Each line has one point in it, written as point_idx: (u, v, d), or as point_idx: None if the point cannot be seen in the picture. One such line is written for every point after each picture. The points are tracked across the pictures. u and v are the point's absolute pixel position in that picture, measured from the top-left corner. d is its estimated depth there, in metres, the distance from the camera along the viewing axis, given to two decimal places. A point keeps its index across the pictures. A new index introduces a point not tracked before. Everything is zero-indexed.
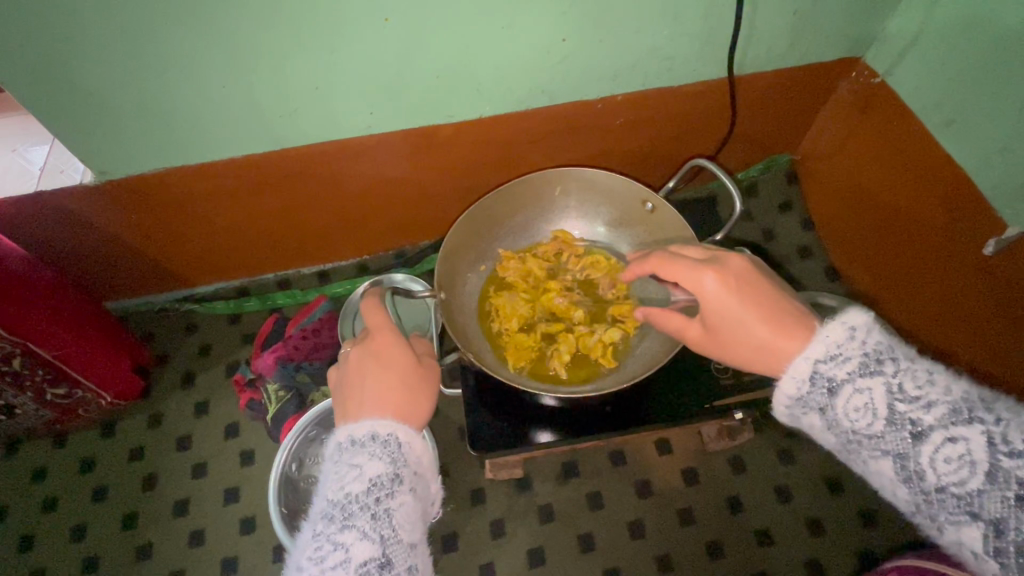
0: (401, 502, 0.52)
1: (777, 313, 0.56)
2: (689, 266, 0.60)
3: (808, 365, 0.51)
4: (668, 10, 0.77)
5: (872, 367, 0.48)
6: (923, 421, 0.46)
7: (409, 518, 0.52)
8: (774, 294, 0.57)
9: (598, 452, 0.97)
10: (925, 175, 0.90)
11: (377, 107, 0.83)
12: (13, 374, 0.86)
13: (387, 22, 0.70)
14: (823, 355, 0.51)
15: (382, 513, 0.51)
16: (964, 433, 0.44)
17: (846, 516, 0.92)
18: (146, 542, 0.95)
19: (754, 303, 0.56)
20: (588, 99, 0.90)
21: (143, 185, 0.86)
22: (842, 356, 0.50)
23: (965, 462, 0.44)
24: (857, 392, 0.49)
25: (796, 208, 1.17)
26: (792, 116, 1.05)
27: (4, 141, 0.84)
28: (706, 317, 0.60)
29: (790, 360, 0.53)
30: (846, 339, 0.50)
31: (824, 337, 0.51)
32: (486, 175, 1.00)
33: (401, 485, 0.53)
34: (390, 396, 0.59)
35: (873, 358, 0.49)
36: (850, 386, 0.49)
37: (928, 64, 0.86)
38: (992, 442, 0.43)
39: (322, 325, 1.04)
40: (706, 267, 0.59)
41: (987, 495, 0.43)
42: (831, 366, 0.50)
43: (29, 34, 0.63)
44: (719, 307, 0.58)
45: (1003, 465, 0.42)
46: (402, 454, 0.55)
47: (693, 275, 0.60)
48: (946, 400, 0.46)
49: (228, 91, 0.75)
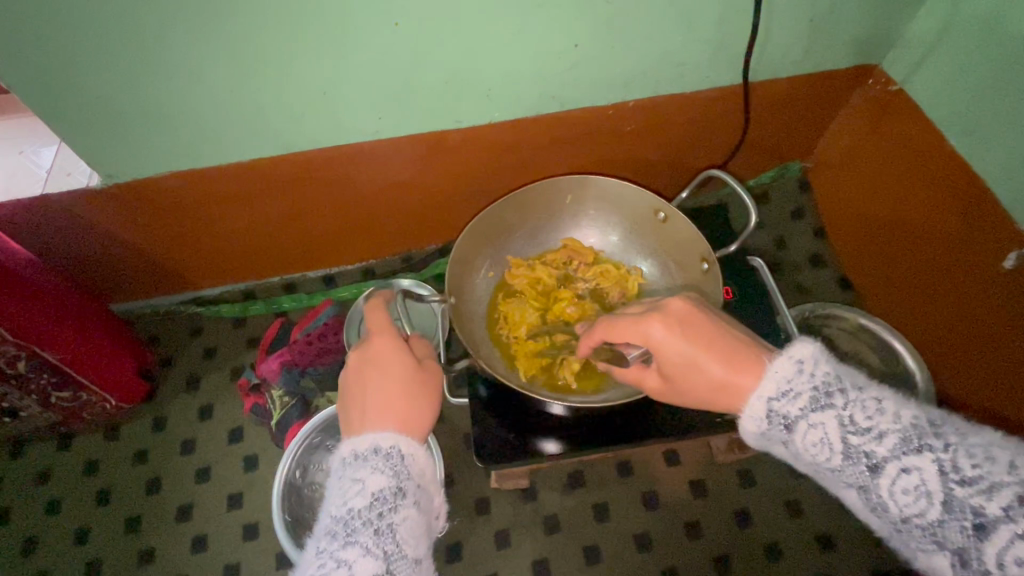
0: (405, 517, 0.51)
1: (731, 352, 0.56)
2: (633, 321, 0.60)
3: (763, 404, 0.52)
4: (681, 16, 0.76)
5: (822, 402, 0.50)
6: (877, 453, 0.47)
7: (413, 533, 0.51)
8: (721, 335, 0.57)
9: (605, 463, 0.95)
10: (942, 186, 0.89)
11: (385, 112, 0.82)
12: (17, 377, 0.86)
13: (396, 27, 0.69)
14: (775, 393, 0.52)
15: (385, 528, 0.50)
16: (916, 463, 0.45)
17: (857, 531, 0.90)
18: (149, 546, 0.94)
19: (704, 342, 0.56)
20: (599, 105, 0.89)
21: (149, 188, 0.85)
22: (792, 392, 0.51)
23: (921, 493, 0.45)
24: (812, 428, 0.50)
25: (809, 216, 1.15)
26: (807, 123, 1.04)
27: (11, 142, 0.84)
28: (662, 365, 0.59)
29: (748, 399, 0.54)
30: (794, 373, 0.51)
31: (774, 373, 0.52)
32: (494, 180, 0.99)
33: (404, 499, 0.52)
34: (392, 405, 0.58)
35: (822, 392, 0.50)
36: (804, 421, 0.50)
37: (948, 73, 0.84)
38: (943, 471, 0.44)
39: (327, 330, 1.02)
40: (649, 318, 0.59)
41: (947, 525, 0.43)
42: (784, 403, 0.51)
43: (35, 36, 0.62)
44: (673, 354, 0.58)
45: (957, 493, 0.43)
46: (406, 466, 0.54)
47: (639, 326, 0.59)
48: (896, 429, 0.47)
49: (234, 94, 0.75)
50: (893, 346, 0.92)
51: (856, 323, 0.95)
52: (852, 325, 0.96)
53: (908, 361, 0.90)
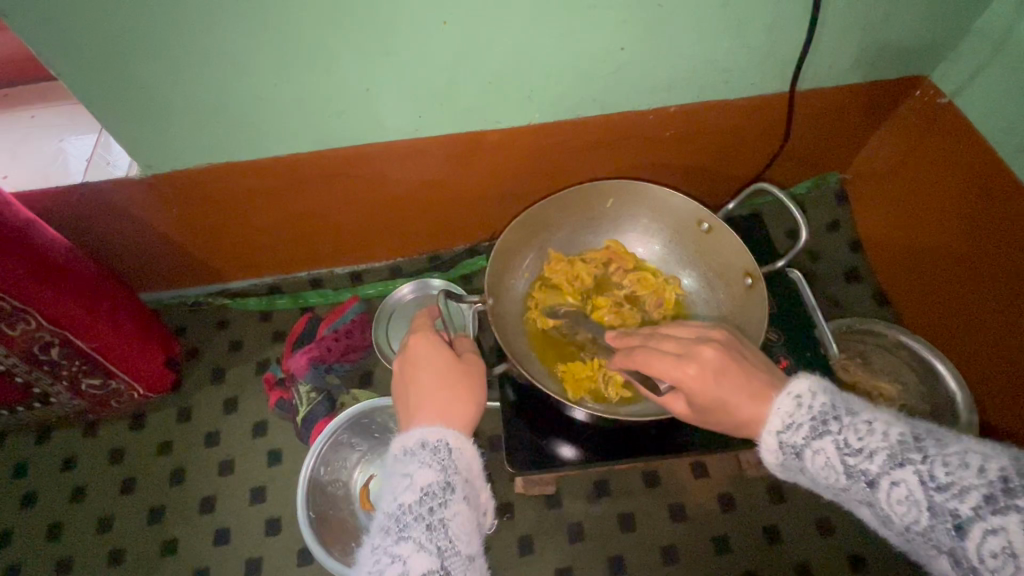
0: (456, 511, 0.50)
1: (767, 393, 0.54)
2: (667, 361, 0.57)
3: (773, 438, 0.52)
4: (732, 21, 0.74)
5: (820, 429, 0.50)
6: (870, 470, 0.47)
7: (465, 528, 0.50)
8: (757, 376, 0.55)
9: (630, 473, 0.94)
10: (990, 203, 0.86)
11: (424, 110, 0.81)
12: (50, 363, 0.87)
13: (444, 25, 0.68)
14: (780, 426, 0.52)
15: (437, 524, 0.49)
16: (901, 475, 0.45)
17: (890, 553, 0.88)
18: (172, 537, 0.94)
19: (743, 388, 0.54)
20: (639, 110, 0.88)
21: (187, 180, 0.86)
22: (795, 423, 0.51)
23: (912, 503, 0.44)
24: (815, 453, 0.49)
25: (844, 229, 1.13)
26: (850, 134, 1.02)
27: (53, 130, 0.84)
28: (693, 404, 0.57)
29: (760, 433, 0.54)
30: (794, 407, 0.52)
31: (778, 409, 0.52)
32: (528, 182, 0.98)
33: (454, 493, 0.51)
34: (432, 398, 0.58)
35: (819, 421, 0.50)
36: (808, 449, 0.50)
37: (1004, 87, 0.82)
38: (924, 480, 0.44)
39: (355, 327, 1.04)
40: (688, 361, 0.56)
41: (937, 530, 0.43)
42: (789, 434, 0.51)
43: (87, 25, 0.62)
44: (706, 396, 0.56)
45: (939, 501, 0.43)
46: (453, 461, 0.53)
47: (677, 367, 0.57)
48: (884, 446, 0.47)
49: (278, 89, 0.74)
50: (935, 366, 0.90)
51: (896, 340, 0.93)
52: (890, 342, 0.94)
53: (948, 382, 0.88)
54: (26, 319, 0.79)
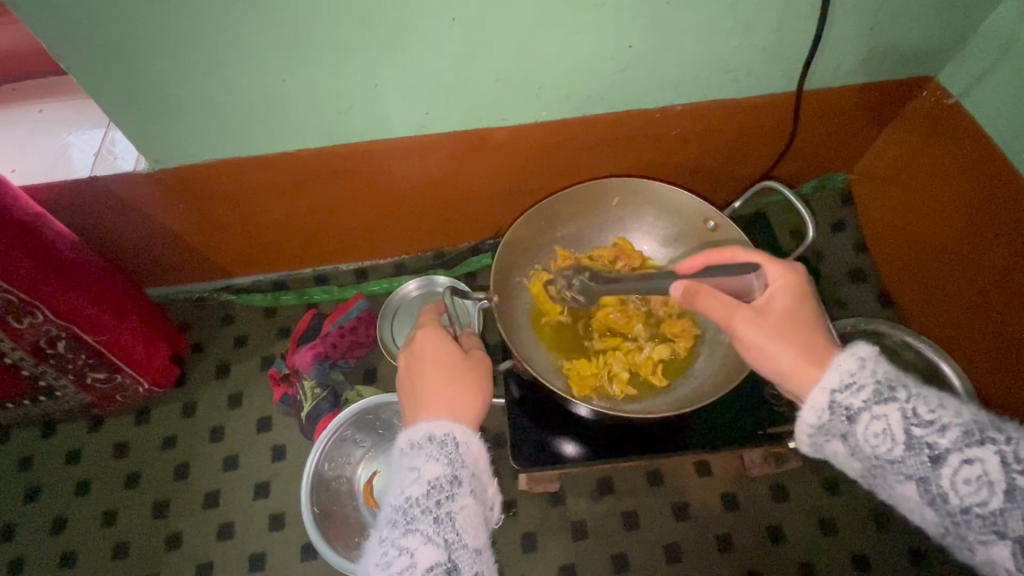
0: (463, 505, 0.50)
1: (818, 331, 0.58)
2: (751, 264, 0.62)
3: (825, 396, 0.52)
4: (740, 20, 0.75)
5: (885, 395, 0.50)
6: (939, 445, 0.47)
7: (472, 522, 0.50)
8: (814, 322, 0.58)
9: (634, 471, 0.94)
10: (997, 203, 0.86)
11: (432, 107, 0.82)
12: (57, 356, 0.87)
13: (453, 22, 0.69)
14: (838, 385, 0.52)
15: (444, 517, 0.49)
16: (978, 454, 0.45)
17: (893, 553, 0.88)
18: (176, 531, 0.94)
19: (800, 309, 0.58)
20: (646, 108, 0.88)
21: (194, 175, 0.86)
22: (856, 384, 0.51)
23: (984, 483, 0.45)
24: (875, 419, 0.50)
25: (849, 229, 1.13)
26: (856, 134, 1.02)
27: (61, 124, 0.85)
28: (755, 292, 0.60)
29: (810, 390, 0.54)
30: (857, 367, 0.51)
31: (837, 365, 0.52)
32: (534, 180, 0.98)
33: (460, 487, 0.51)
34: (441, 392, 0.58)
35: (885, 386, 0.50)
36: (868, 413, 0.50)
37: (1012, 88, 0.82)
38: (1005, 462, 0.44)
39: (360, 323, 1.04)
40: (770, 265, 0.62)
41: (1009, 513, 0.44)
42: (846, 395, 0.51)
43: (98, 19, 0.63)
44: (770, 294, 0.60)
45: (1019, 483, 0.44)
46: (460, 455, 0.53)
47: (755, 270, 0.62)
48: (958, 423, 0.47)
49: (287, 85, 0.74)
50: (941, 366, 0.89)
51: (902, 340, 0.93)
52: (897, 342, 0.93)
53: (954, 382, 0.86)
54: (33, 312, 0.79)
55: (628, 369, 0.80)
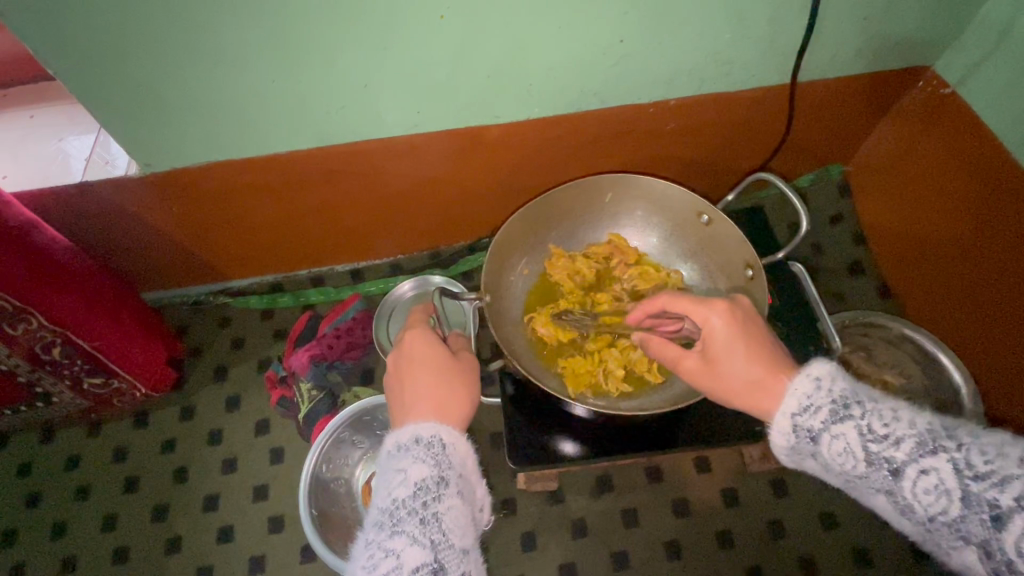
0: (450, 505, 0.50)
1: (776, 358, 0.57)
2: (699, 303, 0.61)
3: (788, 419, 0.53)
4: (732, 12, 0.74)
5: (841, 414, 0.50)
6: (896, 458, 0.47)
7: (459, 522, 0.50)
8: (767, 343, 0.59)
9: (633, 468, 0.94)
10: (993, 194, 0.86)
11: (423, 106, 0.81)
12: (52, 363, 0.87)
13: (441, 20, 0.68)
14: (796, 408, 0.53)
15: (431, 518, 0.49)
16: (932, 464, 0.45)
17: (894, 547, 0.87)
18: (176, 535, 0.94)
19: (753, 343, 0.58)
20: (639, 103, 0.87)
21: (185, 178, 0.85)
22: (813, 407, 0.52)
23: (941, 492, 0.45)
24: (834, 439, 0.50)
25: (847, 222, 1.12)
26: (853, 126, 1.01)
27: (52, 129, 0.84)
28: (710, 342, 0.60)
29: (774, 416, 0.55)
30: (813, 390, 0.52)
31: (795, 389, 0.53)
32: (529, 177, 0.98)
33: (447, 488, 0.51)
34: (426, 394, 0.58)
35: (840, 405, 0.51)
36: (827, 433, 0.51)
37: (1008, 76, 0.81)
38: (958, 469, 0.44)
39: (355, 325, 1.03)
40: (715, 305, 0.60)
41: (968, 520, 0.43)
42: (806, 417, 0.52)
43: (83, 23, 0.62)
44: (722, 342, 0.59)
45: (973, 489, 0.43)
46: (447, 456, 0.53)
47: (703, 309, 0.61)
48: (911, 434, 0.47)
49: (276, 86, 0.74)
50: (938, 358, 0.89)
51: (900, 332, 0.92)
52: (894, 335, 0.92)
53: (953, 374, 0.87)
54: (28, 318, 0.79)
55: (622, 366, 0.79)
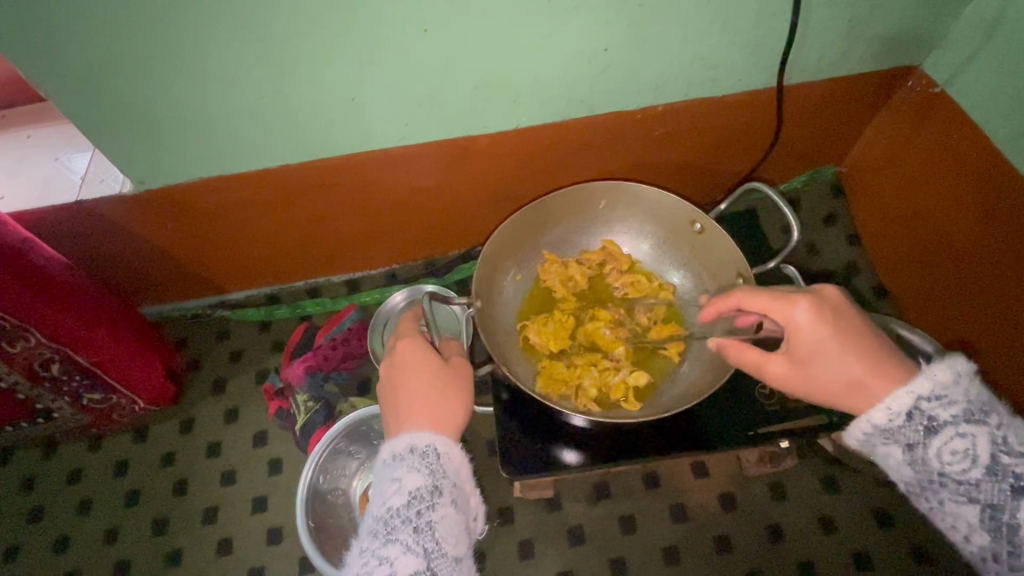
0: (443, 514, 0.50)
1: (875, 354, 0.56)
2: (781, 297, 0.59)
3: (910, 400, 0.53)
4: (714, 18, 0.74)
5: (977, 416, 0.51)
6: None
7: (452, 531, 0.50)
8: (866, 333, 0.57)
9: (630, 474, 0.93)
10: (987, 192, 0.85)
11: (412, 118, 0.82)
12: (52, 379, 0.88)
13: (425, 34, 0.69)
14: (928, 393, 0.52)
15: (424, 527, 0.49)
16: None
17: (895, 549, 0.87)
18: (176, 548, 0.95)
19: (849, 336, 0.57)
20: (627, 110, 0.87)
21: (181, 195, 0.86)
22: (948, 399, 0.51)
23: None
24: (959, 437, 0.51)
25: (841, 222, 1.12)
26: (846, 126, 1.01)
27: (48, 149, 0.86)
28: (798, 346, 0.58)
29: (882, 397, 0.54)
30: (952, 382, 0.52)
31: (932, 375, 0.52)
32: (520, 185, 0.98)
33: (441, 497, 0.51)
34: (421, 404, 0.57)
35: (977, 408, 0.51)
36: (952, 429, 0.51)
37: (995, 75, 0.81)
38: None
39: (351, 335, 1.05)
40: (798, 299, 0.58)
41: None
42: (934, 406, 0.52)
43: (74, 46, 0.63)
44: (813, 340, 0.57)
45: None
46: (441, 465, 0.53)
47: (786, 305, 0.58)
48: None
49: (265, 103, 0.75)
50: None
51: None
52: None
53: None
54: (26, 335, 0.80)
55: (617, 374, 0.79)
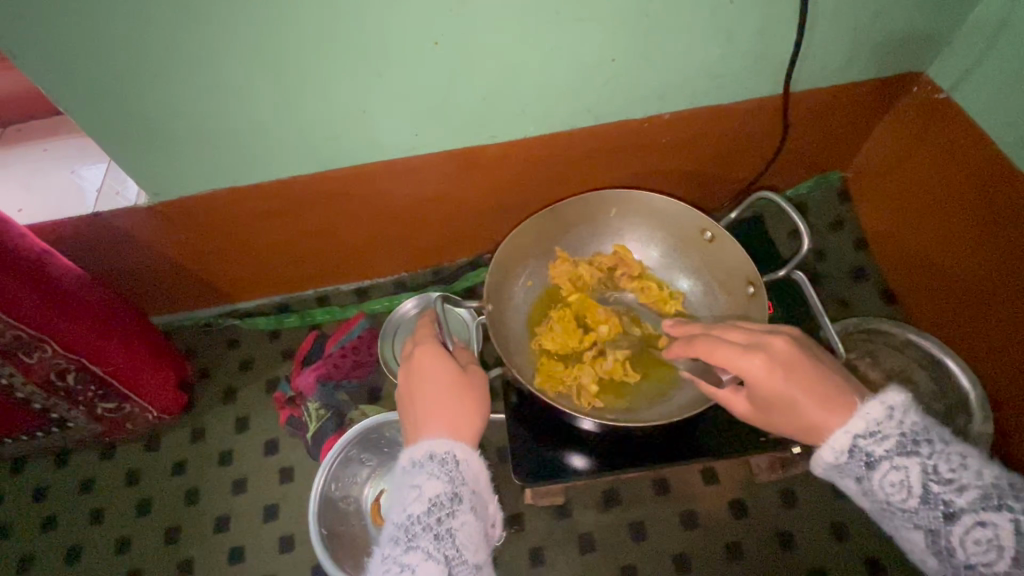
0: (463, 521, 0.51)
1: (831, 397, 0.56)
2: (733, 355, 0.59)
3: (848, 439, 0.54)
4: (720, 28, 0.75)
5: (908, 447, 0.52)
6: (955, 503, 0.49)
7: (472, 538, 0.51)
8: (821, 376, 0.57)
9: (640, 481, 0.94)
10: (994, 198, 0.85)
11: (421, 129, 0.83)
12: (66, 389, 0.89)
13: (436, 46, 0.70)
14: (863, 430, 0.53)
15: (445, 533, 0.50)
16: (993, 519, 0.47)
17: (907, 556, 0.86)
18: (188, 557, 0.96)
19: (804, 384, 0.56)
20: (634, 118, 0.88)
21: (193, 207, 0.88)
22: (881, 433, 0.53)
23: (993, 546, 0.47)
24: (894, 469, 0.52)
25: (848, 228, 1.12)
26: (851, 132, 1.01)
27: (64, 162, 0.87)
28: (760, 397, 0.59)
29: (830, 433, 0.55)
30: (884, 417, 0.53)
31: (864, 413, 0.54)
32: (528, 194, 0.99)
33: (461, 504, 0.52)
34: (438, 411, 0.58)
35: (908, 439, 0.52)
36: (888, 462, 0.52)
37: (999, 80, 0.81)
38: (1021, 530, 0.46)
39: (360, 343, 1.06)
40: (751, 354, 0.58)
41: None
42: (869, 441, 0.53)
43: (93, 62, 0.65)
44: (772, 392, 0.58)
45: None
46: (460, 472, 0.54)
47: (740, 362, 0.58)
48: (977, 485, 0.49)
49: (278, 115, 0.76)
50: (945, 363, 0.86)
51: (905, 338, 0.90)
52: (898, 341, 0.91)
53: (961, 381, 0.85)
54: (42, 346, 0.81)
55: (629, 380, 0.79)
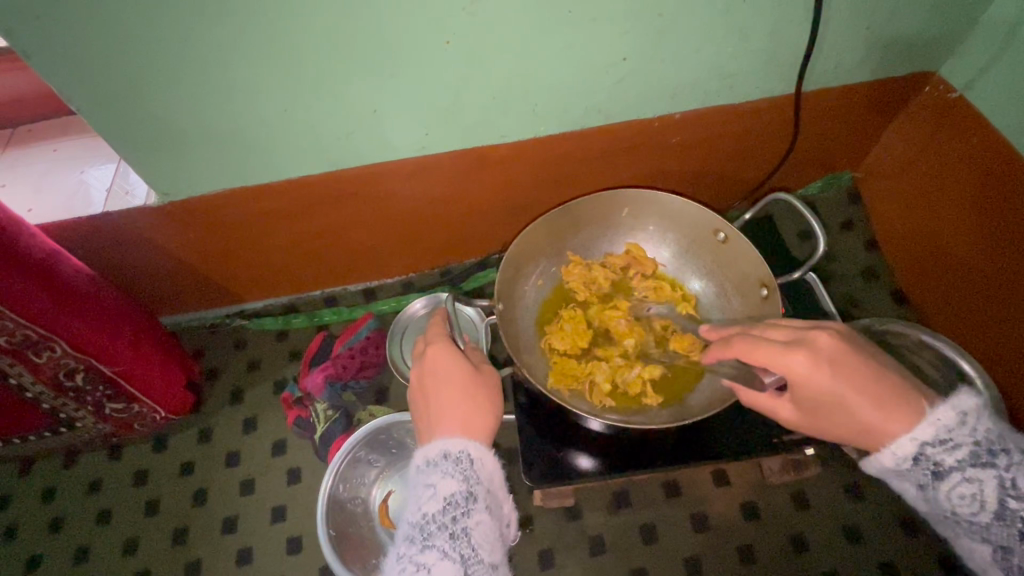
0: (479, 520, 0.51)
1: (883, 396, 0.55)
2: (775, 352, 0.58)
3: (915, 446, 0.54)
4: (732, 27, 0.75)
5: (983, 458, 0.52)
6: None
7: (487, 537, 0.50)
8: (871, 374, 0.56)
9: (651, 483, 0.93)
10: (1005, 198, 0.85)
11: (431, 129, 0.83)
12: (75, 389, 0.89)
13: (447, 46, 0.70)
14: (932, 439, 0.53)
15: (461, 532, 0.49)
16: None
17: (922, 559, 0.85)
18: (195, 557, 0.95)
19: (853, 380, 0.56)
20: (645, 118, 0.88)
21: (202, 207, 0.88)
22: (952, 442, 0.53)
23: None
24: (965, 481, 0.52)
25: (858, 228, 1.11)
26: (863, 131, 1.01)
27: (74, 162, 0.87)
28: (803, 397, 0.58)
29: (891, 439, 0.55)
30: (956, 424, 0.53)
31: (937, 419, 0.54)
32: (537, 194, 0.99)
33: (476, 503, 0.51)
34: (454, 409, 0.58)
35: (983, 450, 0.52)
36: (958, 473, 0.53)
37: (1014, 80, 0.80)
38: None
39: (369, 343, 1.04)
40: (795, 350, 0.57)
41: None
42: (940, 450, 0.53)
43: (105, 63, 0.65)
44: (817, 390, 0.57)
45: None
46: (474, 471, 0.53)
47: (783, 359, 0.57)
48: None
49: (289, 115, 0.76)
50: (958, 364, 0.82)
51: (919, 339, 0.88)
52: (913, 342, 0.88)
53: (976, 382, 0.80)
54: (50, 346, 0.81)
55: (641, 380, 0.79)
